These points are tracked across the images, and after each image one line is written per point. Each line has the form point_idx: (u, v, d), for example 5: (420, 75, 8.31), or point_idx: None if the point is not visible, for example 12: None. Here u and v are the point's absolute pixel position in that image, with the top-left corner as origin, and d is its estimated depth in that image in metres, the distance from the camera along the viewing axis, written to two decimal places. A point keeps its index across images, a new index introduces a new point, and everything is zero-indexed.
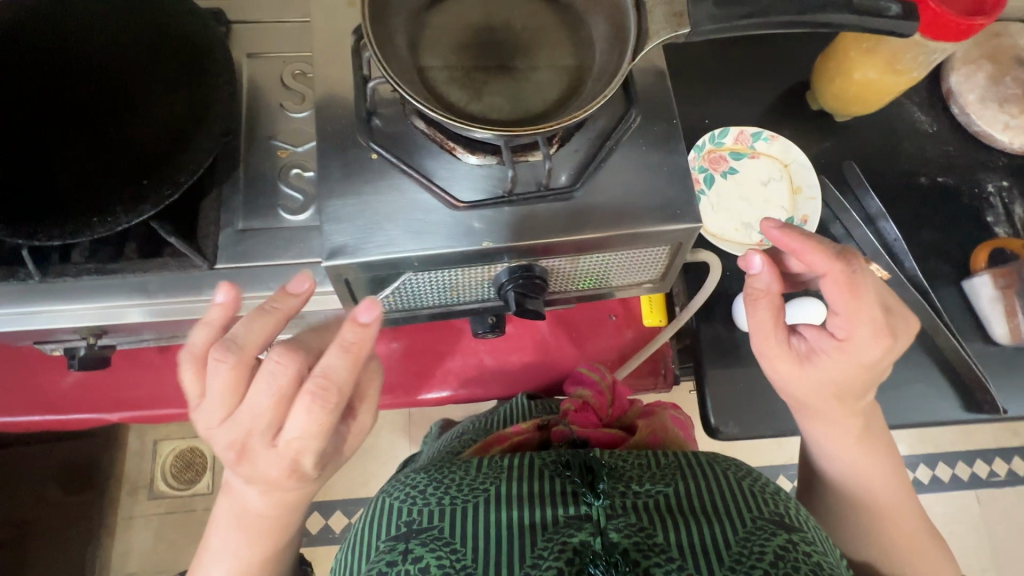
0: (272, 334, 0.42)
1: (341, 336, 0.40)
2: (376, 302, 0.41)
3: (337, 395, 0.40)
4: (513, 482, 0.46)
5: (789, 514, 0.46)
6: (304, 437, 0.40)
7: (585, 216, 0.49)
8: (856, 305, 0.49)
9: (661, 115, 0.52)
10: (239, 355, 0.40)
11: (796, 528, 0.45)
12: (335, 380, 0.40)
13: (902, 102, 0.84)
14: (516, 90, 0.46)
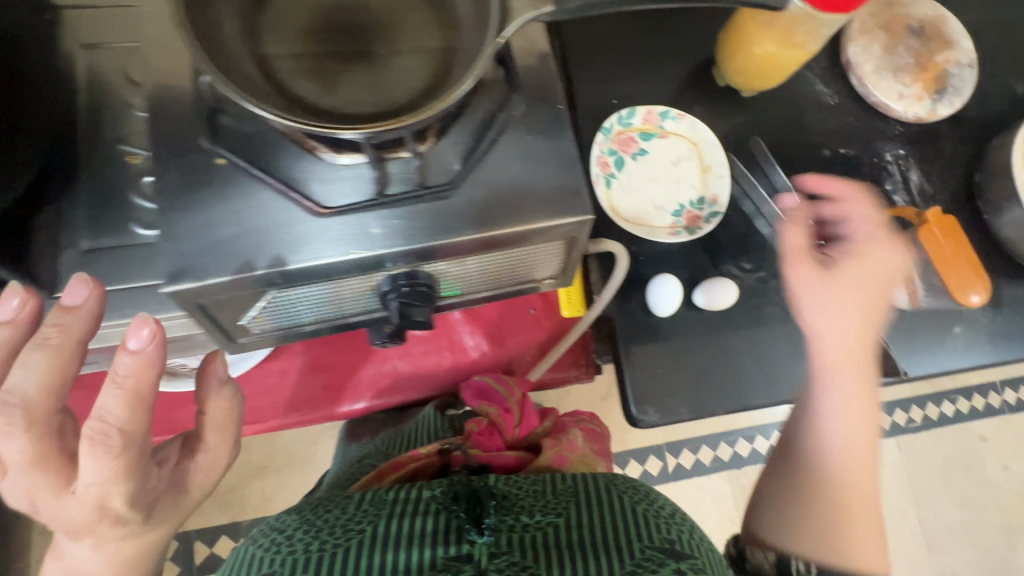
0: (56, 372, 0.39)
1: (112, 374, 0.39)
2: (149, 330, 0.39)
3: (118, 438, 0.39)
4: (400, 520, 0.51)
5: (679, 540, 0.52)
6: (100, 483, 0.39)
7: (467, 215, 0.45)
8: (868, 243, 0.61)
9: (547, 101, 0.48)
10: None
11: (686, 554, 0.51)
12: (113, 424, 0.39)
13: (804, 75, 0.84)
14: (375, 80, 0.41)
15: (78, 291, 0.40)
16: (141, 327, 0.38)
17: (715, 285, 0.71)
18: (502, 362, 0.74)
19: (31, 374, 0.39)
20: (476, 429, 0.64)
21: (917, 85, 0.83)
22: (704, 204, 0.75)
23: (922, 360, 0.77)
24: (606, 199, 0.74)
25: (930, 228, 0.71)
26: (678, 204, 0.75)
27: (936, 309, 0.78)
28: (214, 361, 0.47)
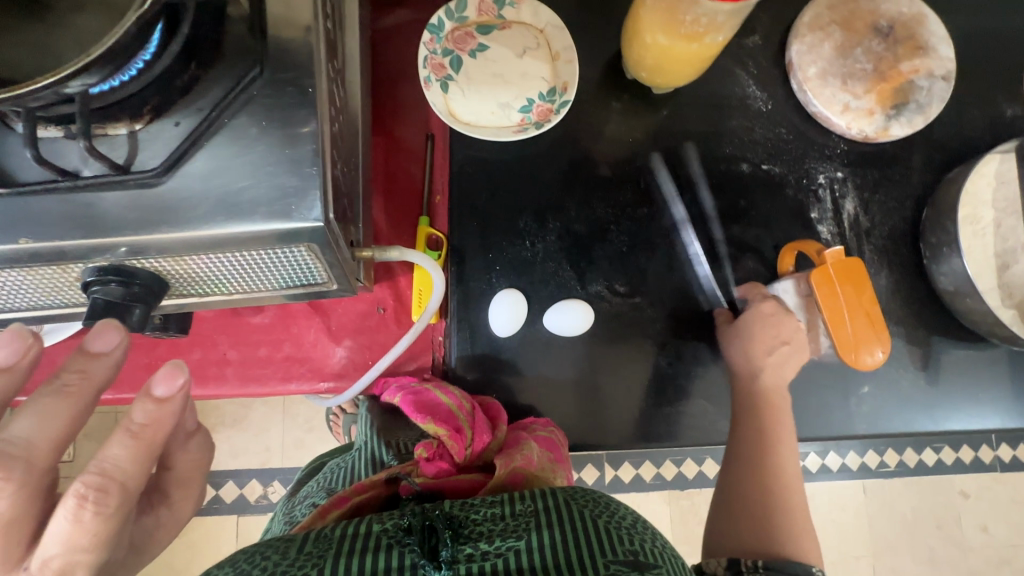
0: (63, 427, 0.35)
1: (127, 421, 0.36)
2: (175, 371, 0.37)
3: (117, 493, 0.36)
4: (340, 560, 0.39)
5: (643, 549, 0.41)
6: (67, 551, 0.35)
7: (168, 210, 0.39)
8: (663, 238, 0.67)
9: (295, 81, 0.41)
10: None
11: (653, 565, 0.41)
12: (116, 479, 0.36)
13: (736, 72, 0.72)
14: (43, 42, 0.35)
15: (106, 339, 0.37)
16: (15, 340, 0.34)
17: (568, 308, 0.63)
18: (339, 363, 0.69)
19: (28, 429, 0.34)
20: (423, 456, 0.53)
21: (871, 96, 0.70)
22: (554, 96, 0.68)
23: (815, 419, 0.67)
24: (443, 105, 0.66)
25: (826, 270, 0.59)
26: (526, 100, 0.68)
27: (842, 363, 0.67)
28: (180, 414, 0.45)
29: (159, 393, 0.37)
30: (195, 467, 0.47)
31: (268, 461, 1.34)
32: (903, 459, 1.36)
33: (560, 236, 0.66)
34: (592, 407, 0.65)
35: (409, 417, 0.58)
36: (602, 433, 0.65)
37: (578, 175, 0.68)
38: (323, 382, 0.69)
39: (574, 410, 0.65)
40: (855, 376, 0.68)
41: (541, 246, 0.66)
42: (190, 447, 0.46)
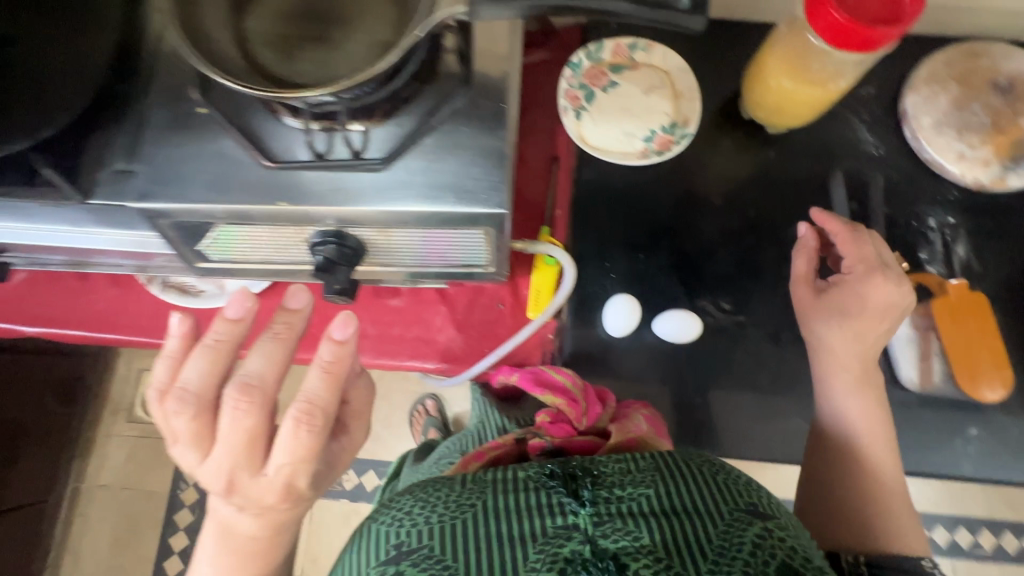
0: (281, 363, 0.48)
1: (320, 357, 0.49)
2: (349, 323, 0.49)
3: (320, 417, 0.48)
4: (500, 496, 0.48)
5: (761, 502, 0.49)
6: (292, 460, 0.48)
7: (388, 190, 0.49)
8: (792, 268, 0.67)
9: (493, 98, 0.51)
10: (197, 405, 0.46)
11: (769, 515, 0.48)
12: (318, 404, 0.48)
13: (849, 119, 0.77)
14: (326, 57, 0.47)
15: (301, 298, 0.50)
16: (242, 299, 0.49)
17: (678, 317, 0.68)
18: (459, 348, 0.78)
19: (261, 364, 0.48)
20: (546, 420, 0.63)
21: (987, 147, 0.72)
22: (676, 129, 0.76)
23: (917, 455, 0.67)
24: (576, 130, 0.75)
25: (946, 301, 0.66)
26: (650, 131, 0.76)
27: (946, 403, 0.68)
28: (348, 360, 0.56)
29: (338, 337, 0.49)
30: (362, 404, 0.58)
31: None
32: (1000, 543, 1.25)
33: (671, 252, 0.73)
34: (690, 414, 0.70)
35: (527, 391, 0.68)
36: (698, 439, 0.69)
37: (691, 201, 0.75)
38: (443, 363, 0.78)
39: (672, 414, 0.70)
40: (960, 417, 0.68)
41: (653, 259, 0.73)
42: (359, 384, 0.57)
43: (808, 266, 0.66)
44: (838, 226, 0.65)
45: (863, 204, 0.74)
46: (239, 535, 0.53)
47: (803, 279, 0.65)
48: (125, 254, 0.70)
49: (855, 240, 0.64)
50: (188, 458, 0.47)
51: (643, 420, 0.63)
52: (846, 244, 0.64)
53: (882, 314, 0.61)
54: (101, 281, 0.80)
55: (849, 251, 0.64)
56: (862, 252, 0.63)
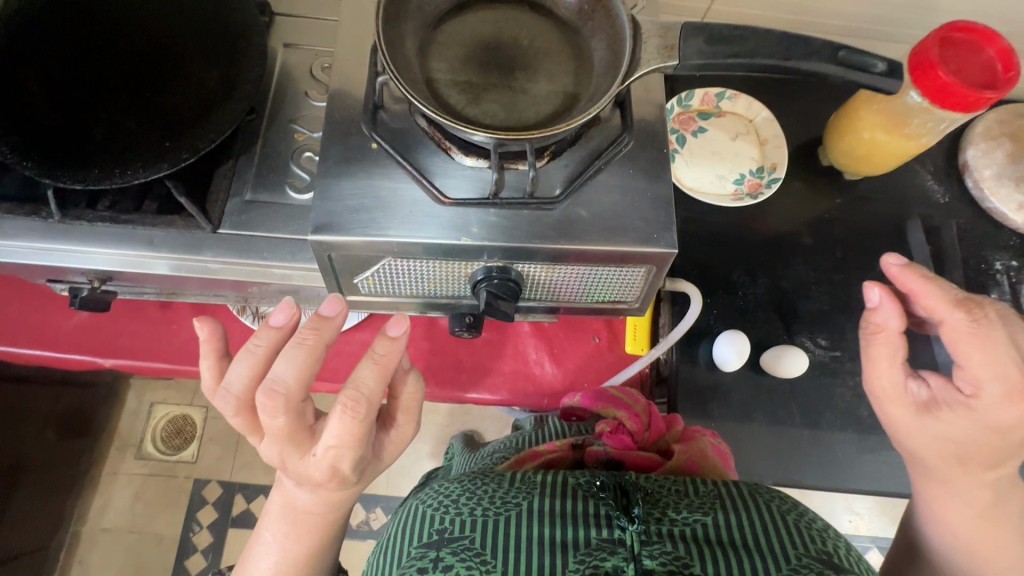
0: (312, 370, 0.45)
1: (372, 351, 0.45)
2: (405, 320, 0.45)
3: (365, 407, 0.44)
4: (546, 498, 0.45)
5: (838, 552, 0.42)
6: (336, 449, 0.45)
7: (561, 229, 0.50)
8: (988, 361, 0.45)
9: (654, 143, 0.54)
10: (287, 405, 0.43)
11: (850, 568, 0.41)
12: (365, 395, 0.45)
13: (916, 169, 0.84)
14: (511, 101, 0.48)
15: (333, 305, 0.46)
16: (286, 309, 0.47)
17: (786, 352, 0.71)
18: (557, 382, 0.78)
19: (289, 368, 0.44)
20: (607, 430, 0.61)
21: None
22: (763, 173, 0.80)
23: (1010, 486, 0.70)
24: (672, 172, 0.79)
25: None
26: (739, 174, 0.80)
27: None
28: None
29: (393, 334, 0.45)
30: (414, 399, 0.52)
31: (378, 487, 1.41)
32: None
33: (767, 290, 0.77)
34: (794, 447, 0.71)
35: (588, 407, 0.68)
36: (803, 472, 0.71)
37: (782, 243, 0.79)
38: (542, 397, 0.78)
39: (779, 448, 0.71)
40: None
41: (751, 296, 0.76)
42: (408, 380, 0.51)
43: (900, 359, 0.48)
44: (950, 312, 0.46)
45: (937, 247, 0.79)
46: (298, 509, 0.53)
47: (892, 372, 0.49)
48: (223, 287, 0.65)
49: (983, 341, 0.45)
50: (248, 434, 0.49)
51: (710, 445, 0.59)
52: (965, 346, 0.45)
53: (1014, 444, 0.46)
54: (184, 310, 0.77)
55: (973, 357, 0.45)
56: (1002, 366, 0.44)
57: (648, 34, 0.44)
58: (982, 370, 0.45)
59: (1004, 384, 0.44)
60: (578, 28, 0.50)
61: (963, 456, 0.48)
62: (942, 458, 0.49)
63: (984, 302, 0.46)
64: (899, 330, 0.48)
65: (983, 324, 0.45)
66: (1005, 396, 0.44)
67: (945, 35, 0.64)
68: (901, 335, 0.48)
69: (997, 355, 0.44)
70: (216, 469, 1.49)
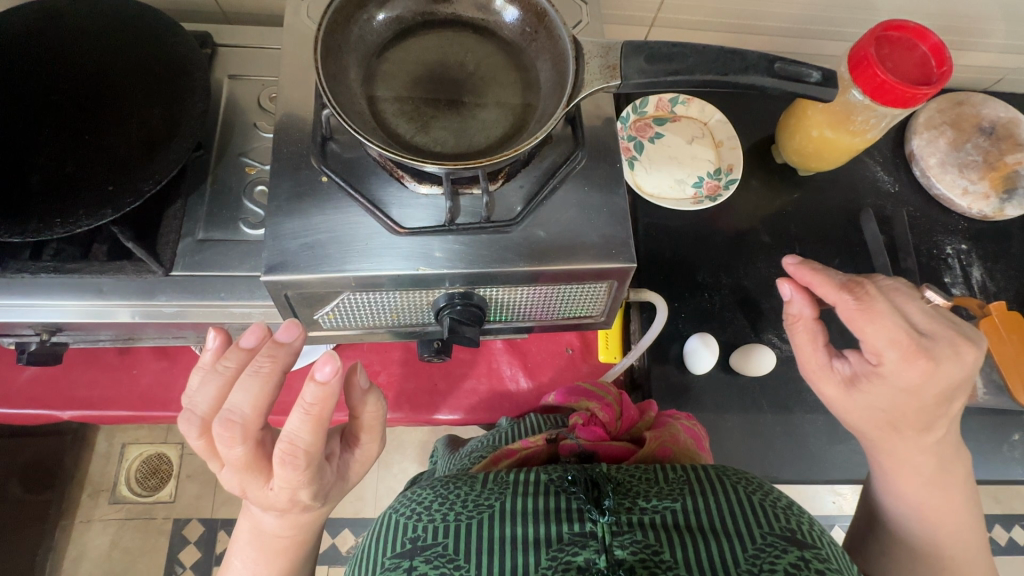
0: (269, 400, 0.43)
1: (303, 398, 0.41)
2: (334, 361, 0.40)
3: (304, 458, 0.42)
4: (519, 497, 0.45)
5: (801, 528, 0.43)
6: (290, 483, 0.44)
7: (521, 250, 0.50)
8: (887, 332, 0.45)
9: (606, 158, 0.54)
10: (245, 434, 0.42)
11: (810, 544, 0.42)
12: (301, 445, 0.42)
13: (866, 161, 0.86)
14: (460, 126, 0.48)
15: (290, 331, 0.44)
16: (256, 331, 0.45)
17: (754, 350, 0.72)
18: (532, 395, 0.78)
19: (244, 398, 0.42)
20: (580, 422, 0.61)
21: (985, 182, 0.82)
22: (721, 174, 0.81)
23: (976, 463, 0.72)
24: (632, 179, 0.80)
25: (991, 320, 0.69)
26: (698, 177, 0.81)
27: (992, 409, 0.74)
28: (351, 374, 0.45)
29: (316, 381, 0.40)
30: (376, 418, 0.49)
31: (365, 510, 1.39)
32: (1012, 536, 1.32)
33: (732, 290, 0.78)
34: (769, 442, 0.73)
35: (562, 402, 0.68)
36: (780, 466, 0.72)
37: (743, 242, 0.81)
38: (519, 411, 0.78)
39: (755, 445, 0.72)
40: (1005, 425, 0.74)
41: (717, 297, 0.77)
42: (368, 401, 0.47)
43: (821, 342, 0.50)
44: (838, 295, 0.47)
45: (890, 235, 0.82)
46: (268, 533, 0.51)
47: (815, 356, 0.50)
48: (181, 329, 0.63)
49: (873, 316, 0.45)
50: (211, 462, 0.46)
51: (682, 430, 0.59)
52: (858, 323, 0.46)
53: (935, 404, 0.46)
54: (144, 354, 0.74)
55: (874, 332, 0.45)
56: (892, 333, 0.45)
57: (590, 54, 0.45)
58: (876, 341, 0.45)
59: (900, 348, 0.45)
60: (523, 49, 0.50)
61: (894, 424, 0.48)
62: (882, 435, 0.49)
63: (866, 281, 0.48)
64: (814, 317, 0.50)
65: (870, 299, 0.46)
66: (901, 361, 0.45)
67: (881, 34, 0.66)
68: (817, 320, 0.50)
69: (890, 324, 0.45)
70: (197, 507, 1.44)
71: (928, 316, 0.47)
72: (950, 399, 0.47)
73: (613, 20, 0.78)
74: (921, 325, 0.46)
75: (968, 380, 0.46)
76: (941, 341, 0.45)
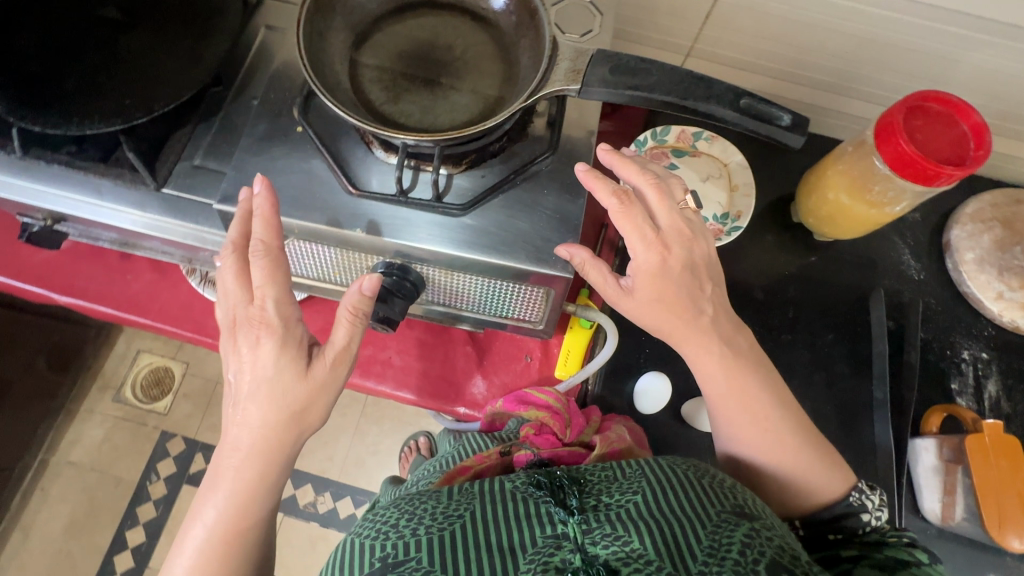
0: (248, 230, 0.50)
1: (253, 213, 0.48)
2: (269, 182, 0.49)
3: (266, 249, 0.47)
4: (487, 506, 0.45)
5: (747, 502, 0.46)
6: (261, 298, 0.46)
7: (463, 236, 0.51)
8: (637, 228, 0.47)
9: (578, 167, 0.54)
10: (235, 252, 0.48)
11: (756, 514, 0.46)
12: (263, 245, 0.47)
13: (894, 241, 0.80)
14: (430, 104, 0.49)
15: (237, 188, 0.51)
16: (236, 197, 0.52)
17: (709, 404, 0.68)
18: (481, 394, 0.77)
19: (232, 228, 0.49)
20: (530, 433, 0.64)
21: None
22: (727, 220, 0.78)
23: None
24: None
25: (981, 438, 0.62)
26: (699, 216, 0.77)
27: (968, 539, 0.66)
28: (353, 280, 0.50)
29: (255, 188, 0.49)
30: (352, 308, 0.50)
31: (330, 471, 1.42)
32: None
33: None
34: None
35: (512, 412, 0.69)
36: None
37: (735, 293, 0.77)
38: (463, 407, 0.78)
39: None
40: (982, 562, 0.66)
41: None
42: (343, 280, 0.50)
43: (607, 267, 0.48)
44: (607, 200, 0.46)
45: (900, 324, 0.75)
46: (227, 452, 0.48)
47: (605, 282, 0.49)
48: (165, 244, 0.68)
49: (629, 215, 0.46)
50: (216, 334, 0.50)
51: (625, 432, 0.63)
52: (621, 225, 0.46)
53: (680, 302, 0.48)
54: (141, 263, 0.81)
55: (625, 226, 0.47)
56: (644, 233, 0.47)
57: (561, 55, 0.44)
58: (632, 240, 0.47)
59: (647, 242, 0.47)
60: (512, 43, 0.51)
61: (674, 314, 0.49)
62: (709, 357, 0.50)
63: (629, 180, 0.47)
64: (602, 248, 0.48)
65: (632, 203, 0.46)
66: (648, 255, 0.47)
67: (916, 103, 0.61)
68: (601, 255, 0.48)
69: (640, 223, 0.46)
70: (185, 425, 1.54)
71: (668, 208, 0.48)
72: (693, 296, 0.49)
73: (647, 43, 0.77)
74: (661, 221, 0.48)
75: (699, 272, 0.49)
76: (675, 236, 0.48)
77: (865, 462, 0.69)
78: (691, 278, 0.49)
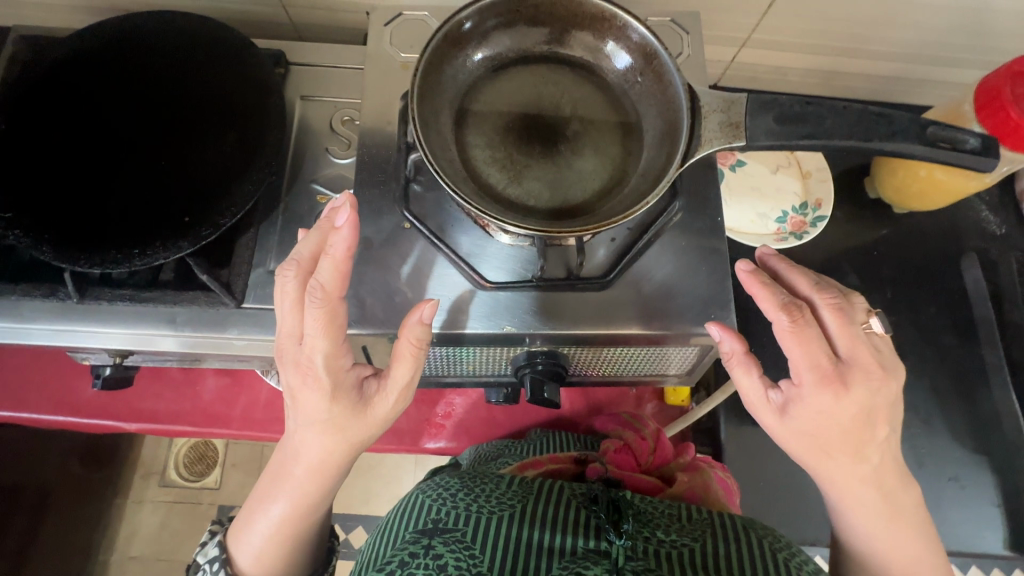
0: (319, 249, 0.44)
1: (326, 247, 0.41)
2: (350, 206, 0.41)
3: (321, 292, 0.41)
4: (543, 505, 0.45)
5: None
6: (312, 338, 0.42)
7: (615, 309, 0.47)
8: (810, 354, 0.42)
9: (706, 212, 0.51)
10: (300, 280, 0.43)
11: None
12: (325, 288, 0.41)
13: (971, 199, 0.78)
14: (556, 176, 0.45)
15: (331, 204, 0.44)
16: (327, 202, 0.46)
17: None
18: None
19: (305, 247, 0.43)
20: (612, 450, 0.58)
21: None
22: (807, 210, 0.74)
23: None
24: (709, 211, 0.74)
25: None
26: (781, 212, 0.74)
27: None
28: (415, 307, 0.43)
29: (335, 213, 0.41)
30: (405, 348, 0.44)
31: None
32: None
33: None
34: None
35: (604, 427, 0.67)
36: None
37: None
38: None
39: None
40: None
41: None
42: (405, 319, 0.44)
43: (756, 373, 0.45)
44: (775, 313, 0.43)
45: (995, 284, 0.74)
46: (285, 464, 0.47)
47: (751, 387, 0.45)
48: (244, 356, 0.62)
49: (803, 339, 0.42)
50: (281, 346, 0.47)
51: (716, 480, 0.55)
52: (787, 343, 0.43)
53: (860, 433, 0.43)
54: (207, 371, 0.75)
55: (794, 350, 0.43)
56: (817, 356, 0.42)
57: (709, 110, 0.41)
58: (800, 361, 0.43)
59: (818, 372, 0.42)
60: (626, 92, 0.47)
61: (844, 445, 0.43)
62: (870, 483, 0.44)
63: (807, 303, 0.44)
64: (747, 352, 0.45)
65: (805, 322, 0.43)
66: (820, 386, 0.42)
67: (1019, 69, 0.58)
68: (751, 356, 0.45)
69: (815, 349, 0.42)
70: (241, 495, 1.48)
71: (852, 338, 0.43)
72: (877, 429, 0.43)
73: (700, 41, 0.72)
74: (841, 350, 0.43)
75: (889, 413, 0.43)
76: (858, 369, 0.42)
77: (991, 430, 0.70)
78: (875, 424, 0.43)
